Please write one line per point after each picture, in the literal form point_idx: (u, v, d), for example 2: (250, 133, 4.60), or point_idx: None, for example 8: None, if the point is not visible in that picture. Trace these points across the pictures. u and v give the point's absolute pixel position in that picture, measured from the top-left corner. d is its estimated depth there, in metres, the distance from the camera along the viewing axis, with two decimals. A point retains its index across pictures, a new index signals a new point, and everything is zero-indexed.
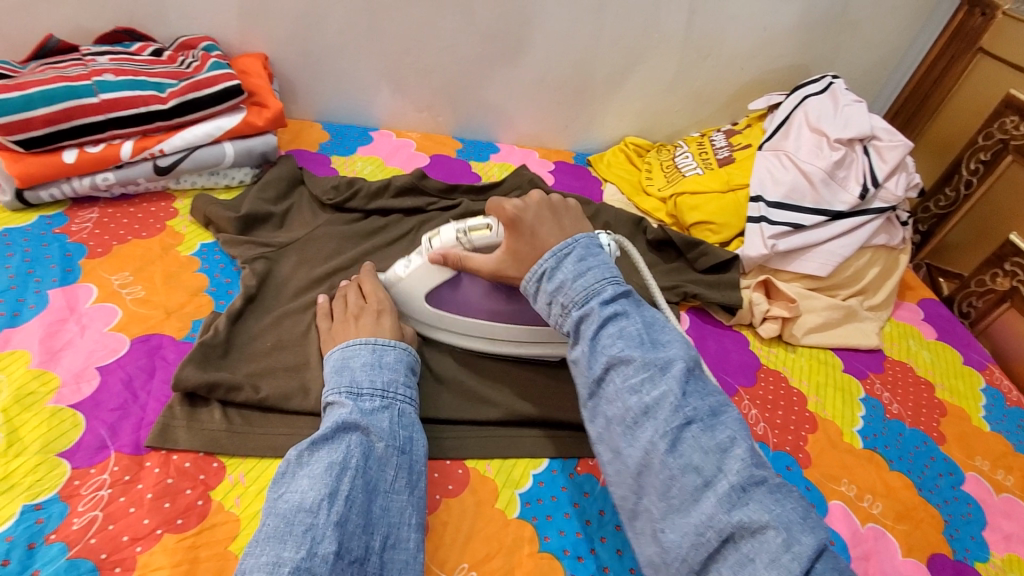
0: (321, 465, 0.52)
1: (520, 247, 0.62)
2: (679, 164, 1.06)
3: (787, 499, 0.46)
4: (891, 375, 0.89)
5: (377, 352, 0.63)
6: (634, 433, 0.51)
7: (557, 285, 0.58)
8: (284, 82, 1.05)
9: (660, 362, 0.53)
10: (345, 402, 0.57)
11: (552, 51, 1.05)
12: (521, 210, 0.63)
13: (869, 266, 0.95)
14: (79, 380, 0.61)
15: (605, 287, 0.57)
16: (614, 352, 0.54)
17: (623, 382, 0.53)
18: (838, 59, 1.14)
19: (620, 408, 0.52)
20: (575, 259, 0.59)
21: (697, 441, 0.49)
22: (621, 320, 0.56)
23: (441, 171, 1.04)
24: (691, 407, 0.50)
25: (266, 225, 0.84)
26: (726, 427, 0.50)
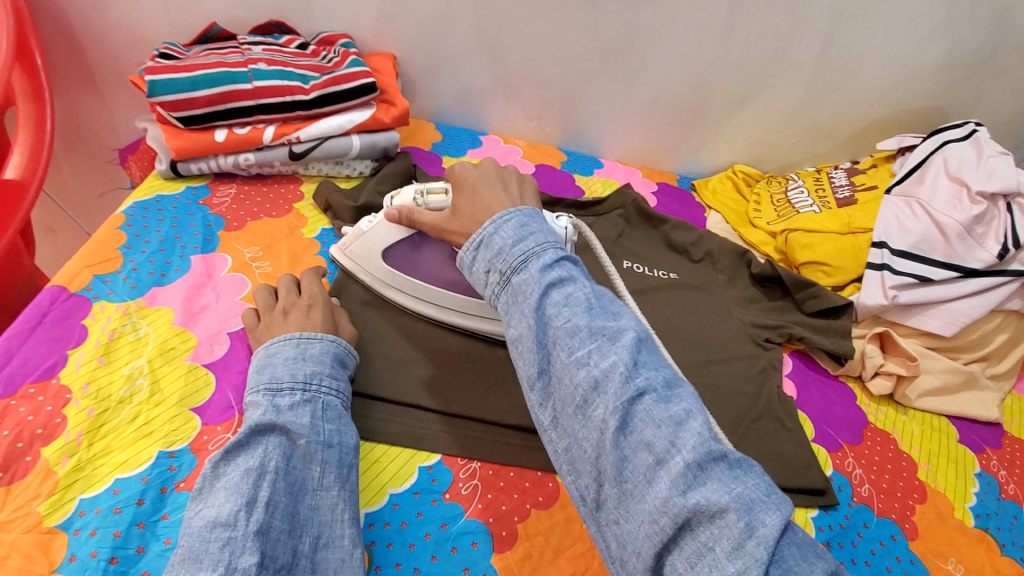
0: (238, 473, 0.50)
1: (463, 205, 0.61)
2: (792, 199, 1.02)
3: (748, 476, 0.43)
4: (1012, 454, 0.81)
5: (305, 344, 0.61)
6: (586, 413, 0.45)
7: (496, 252, 0.53)
8: (406, 82, 1.09)
9: (609, 332, 0.47)
10: (262, 401, 0.55)
11: (671, 72, 1.04)
12: (468, 171, 0.63)
13: (998, 332, 0.87)
14: (212, 342, 0.66)
15: (547, 250, 0.52)
16: (558, 323, 0.48)
17: (569, 355, 0.47)
18: (982, 105, 1.06)
19: (568, 386, 0.46)
20: (516, 224, 0.54)
21: (650, 415, 0.44)
22: (567, 286, 0.50)
23: (546, 182, 1.05)
24: (643, 378, 0.45)
25: None
26: (683, 399, 0.46)
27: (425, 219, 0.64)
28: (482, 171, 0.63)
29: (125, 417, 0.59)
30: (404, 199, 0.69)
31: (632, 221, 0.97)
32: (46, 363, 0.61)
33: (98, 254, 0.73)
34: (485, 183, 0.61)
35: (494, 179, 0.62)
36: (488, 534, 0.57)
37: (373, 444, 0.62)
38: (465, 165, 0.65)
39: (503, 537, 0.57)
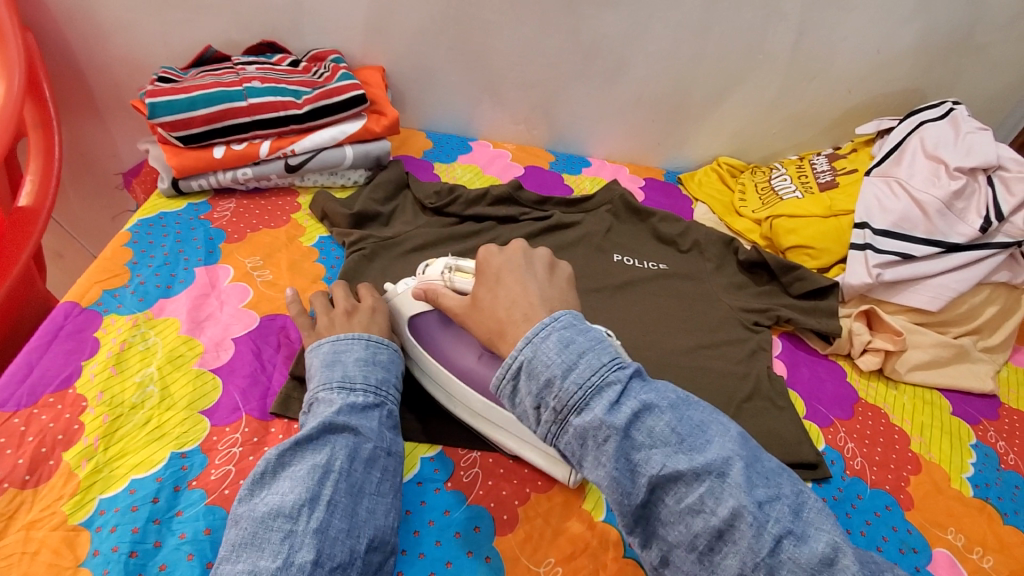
0: (304, 467, 0.53)
1: (484, 295, 0.59)
2: (776, 187, 1.04)
3: None
4: (1007, 424, 0.82)
5: (376, 350, 0.64)
6: (714, 562, 0.44)
7: (545, 384, 0.49)
8: (396, 93, 1.13)
9: (713, 467, 0.45)
10: (335, 396, 0.58)
11: (652, 71, 1.07)
12: (492, 256, 0.62)
13: (987, 305, 0.88)
14: (218, 348, 0.69)
15: (609, 377, 0.48)
16: (653, 468, 0.46)
17: (678, 502, 0.45)
18: (959, 85, 1.07)
19: (684, 534, 0.45)
20: (561, 345, 0.49)
21: (795, 561, 0.42)
22: (647, 416, 0.47)
23: (535, 183, 1.07)
24: (770, 518, 0.43)
25: (375, 223, 0.90)
26: (814, 526, 0.44)
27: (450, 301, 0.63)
28: (508, 255, 0.61)
29: (139, 422, 0.61)
30: (433, 272, 0.69)
31: (620, 216, 0.99)
32: (62, 375, 0.64)
33: (106, 270, 0.76)
34: (509, 272, 0.59)
35: (520, 265, 0.60)
36: (490, 518, 0.59)
37: None
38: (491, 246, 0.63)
39: (504, 521, 0.59)
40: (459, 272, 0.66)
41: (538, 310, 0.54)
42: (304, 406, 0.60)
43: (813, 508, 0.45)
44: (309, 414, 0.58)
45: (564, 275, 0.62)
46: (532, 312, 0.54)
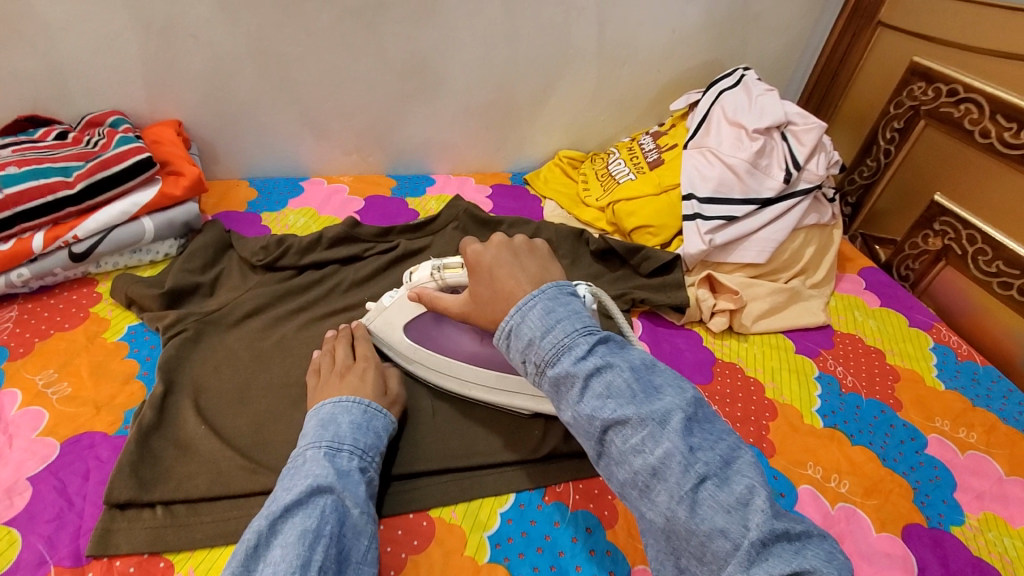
0: (294, 532, 0.47)
1: (482, 290, 0.58)
2: (612, 172, 1.08)
3: (808, 548, 0.41)
4: (841, 348, 0.90)
5: (369, 415, 0.61)
6: (650, 498, 0.44)
7: (526, 342, 0.50)
8: (203, 145, 1.02)
9: (657, 414, 0.45)
10: (325, 456, 0.54)
11: (470, 80, 1.06)
12: (480, 252, 0.59)
13: (805, 246, 0.97)
14: (8, 495, 0.57)
15: (578, 337, 0.49)
16: (606, 414, 0.46)
17: (624, 444, 0.45)
18: (749, 50, 1.16)
19: (629, 472, 0.45)
20: (541, 312, 0.50)
21: (714, 500, 0.42)
22: (609, 372, 0.47)
23: (377, 213, 1.02)
24: (701, 461, 0.43)
25: (196, 296, 0.80)
26: (742, 473, 0.43)
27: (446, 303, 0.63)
28: (493, 249, 0.58)
29: None
30: (421, 276, 0.68)
31: (469, 231, 0.97)
32: None
33: None
34: (502, 265, 0.57)
35: (508, 257, 0.57)
36: None
37: (223, 549, 0.56)
38: (476, 244, 0.60)
39: None
40: (449, 269, 0.66)
41: (525, 289, 0.54)
42: (283, 470, 0.55)
43: (746, 461, 0.45)
44: (290, 479, 0.53)
45: (545, 248, 0.60)
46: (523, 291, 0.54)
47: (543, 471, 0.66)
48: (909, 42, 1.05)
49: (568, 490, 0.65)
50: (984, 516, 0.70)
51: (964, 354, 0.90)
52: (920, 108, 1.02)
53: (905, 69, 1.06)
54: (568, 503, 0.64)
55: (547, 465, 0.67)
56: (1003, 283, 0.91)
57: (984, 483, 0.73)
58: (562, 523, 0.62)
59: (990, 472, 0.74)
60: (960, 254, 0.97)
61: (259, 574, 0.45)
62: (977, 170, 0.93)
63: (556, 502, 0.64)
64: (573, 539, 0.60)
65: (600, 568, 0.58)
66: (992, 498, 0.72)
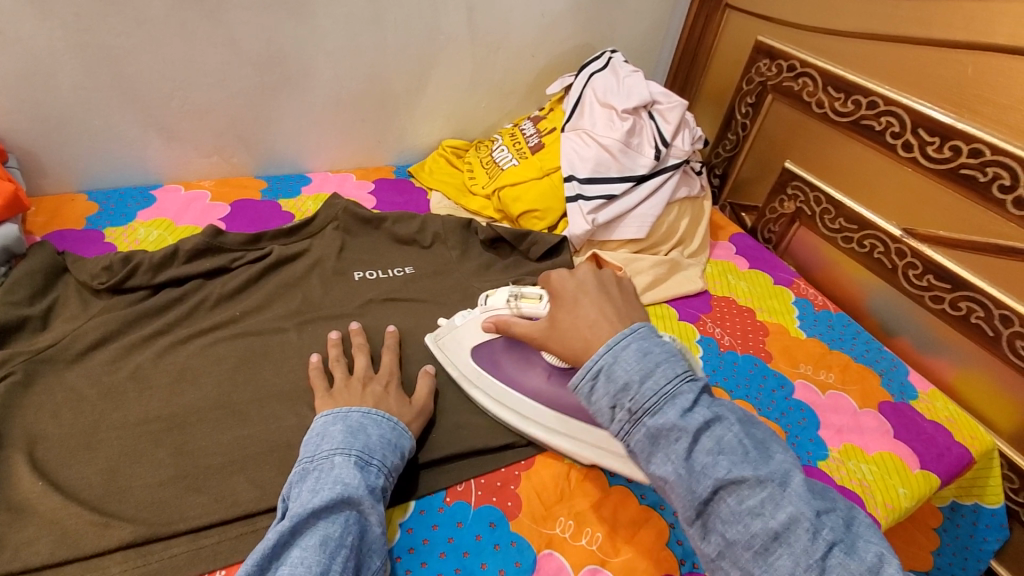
0: (316, 537, 0.48)
1: (561, 317, 0.60)
2: (496, 159, 1.07)
3: None
4: (718, 311, 0.97)
5: (398, 432, 0.60)
6: (768, 563, 0.44)
7: (621, 386, 0.50)
8: (22, 155, 0.88)
9: (775, 476, 0.46)
10: (356, 466, 0.54)
11: (338, 71, 0.99)
12: (565, 279, 0.62)
13: (680, 219, 1.02)
14: None
15: (681, 386, 0.49)
16: (718, 472, 0.46)
17: (739, 503, 0.45)
18: (616, 33, 1.20)
19: (742, 534, 0.45)
20: (638, 353, 0.51)
21: (845, 568, 0.43)
22: (717, 427, 0.48)
23: (246, 219, 0.93)
24: (824, 525, 0.45)
25: (25, 332, 0.69)
26: (862, 539, 0.45)
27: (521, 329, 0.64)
28: (579, 279, 0.61)
29: None
30: (498, 302, 0.71)
31: (351, 230, 0.91)
32: None
33: None
34: (587, 296, 0.59)
35: (596, 289, 0.59)
36: None
37: None
38: (560, 271, 0.63)
39: None
40: (524, 298, 0.68)
41: (617, 326, 0.55)
42: (303, 463, 0.55)
43: (859, 523, 0.47)
44: (317, 480, 0.52)
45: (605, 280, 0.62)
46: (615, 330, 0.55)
47: (442, 471, 0.65)
48: (752, 23, 1.14)
49: (469, 487, 0.64)
50: (844, 448, 0.78)
51: (821, 304, 1.01)
52: (767, 84, 1.12)
53: (752, 48, 1.15)
54: (470, 500, 0.63)
55: (446, 464, 0.66)
56: (846, 237, 1.02)
57: (842, 418, 0.82)
58: (464, 522, 0.61)
59: (846, 407, 0.84)
60: (810, 215, 1.08)
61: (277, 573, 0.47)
62: (816, 136, 1.03)
63: (458, 501, 0.63)
64: (477, 536, 0.60)
65: (506, 561, 0.58)
66: (849, 430, 0.81)
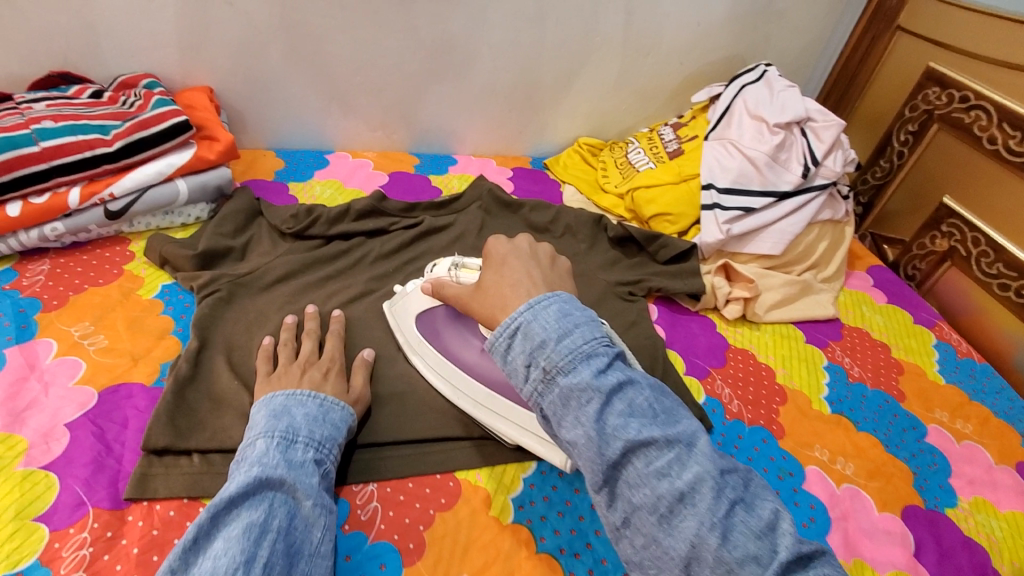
0: (240, 525, 0.46)
1: (488, 279, 0.55)
2: (632, 160, 1.10)
3: (822, 564, 0.39)
4: (849, 341, 0.93)
5: (325, 408, 0.59)
6: (671, 526, 0.39)
7: (536, 344, 0.44)
8: (231, 112, 1.03)
9: (683, 438, 0.42)
10: (277, 450, 0.52)
11: (498, 63, 1.07)
12: (501, 243, 0.57)
13: (818, 241, 1.00)
14: (47, 440, 0.59)
15: (598, 346, 0.44)
16: (629, 434, 0.41)
17: (647, 467, 0.41)
18: (770, 47, 1.18)
19: (648, 497, 0.40)
20: (558, 312, 0.46)
21: (745, 526, 0.39)
22: (630, 389, 0.43)
23: (402, 189, 1.04)
24: (729, 486, 0.41)
25: (227, 259, 0.82)
26: (762, 497, 0.42)
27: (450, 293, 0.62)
28: (515, 244, 0.57)
29: None
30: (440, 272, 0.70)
31: (492, 211, 0.99)
32: None
33: None
34: (517, 257, 0.55)
35: (527, 254, 0.55)
36: (396, 551, 0.57)
37: None
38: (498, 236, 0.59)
39: (411, 549, 0.57)
40: (465, 268, 0.68)
41: (540, 288, 0.50)
42: (232, 459, 0.53)
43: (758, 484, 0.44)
44: (237, 471, 0.51)
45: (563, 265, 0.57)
46: (534, 289, 0.50)
47: None
48: (925, 48, 1.08)
49: None
50: (974, 500, 0.73)
51: (965, 352, 0.94)
52: (934, 113, 1.05)
53: (921, 73, 1.08)
54: None
55: None
56: (1003, 285, 0.94)
57: (976, 470, 0.76)
58: (582, 490, 0.64)
59: (982, 460, 0.78)
60: (965, 256, 1.00)
61: (199, 564, 0.44)
62: (983, 173, 0.96)
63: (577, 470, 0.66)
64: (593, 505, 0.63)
65: None
66: (982, 483, 0.75)
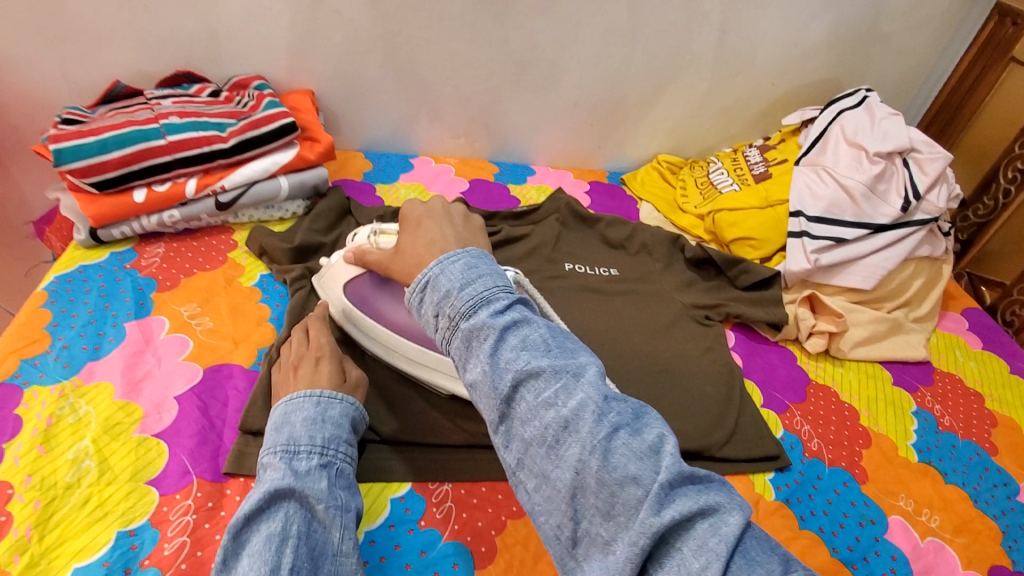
0: (260, 539, 0.48)
1: (406, 241, 0.59)
2: (714, 181, 1.07)
3: (711, 488, 0.38)
4: (942, 387, 0.87)
5: (323, 406, 0.59)
6: (558, 456, 0.40)
7: (443, 294, 0.47)
8: (328, 114, 1.09)
9: (572, 368, 0.43)
10: (280, 462, 0.53)
11: (584, 77, 1.08)
12: (415, 207, 0.62)
13: (913, 278, 0.94)
14: (160, 410, 0.64)
15: (500, 292, 0.47)
16: (519, 365, 0.43)
17: (535, 398, 0.42)
18: (870, 71, 1.13)
19: (537, 429, 0.41)
20: (464, 264, 0.48)
21: (628, 448, 0.39)
22: (525, 327, 0.45)
23: (481, 196, 1.06)
24: (614, 412, 0.41)
25: (318, 254, 0.86)
26: (652, 424, 0.41)
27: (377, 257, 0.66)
28: (429, 208, 0.61)
29: (77, 503, 0.56)
30: (361, 239, 0.73)
31: (568, 224, 0.99)
32: None
33: (23, 335, 0.69)
34: (430, 218, 0.59)
35: (439, 214, 0.60)
36: (468, 553, 0.58)
37: None
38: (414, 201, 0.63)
39: (482, 553, 0.58)
40: (384, 234, 0.72)
41: (452, 244, 0.54)
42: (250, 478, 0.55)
43: (652, 415, 0.43)
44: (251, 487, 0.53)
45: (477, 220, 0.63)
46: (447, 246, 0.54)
47: None
48: None
49: None
50: None
51: None
52: None
53: None
54: None
55: None
56: None
57: None
58: None
59: None
60: None
61: None
62: None
63: None
64: None
65: None
66: None
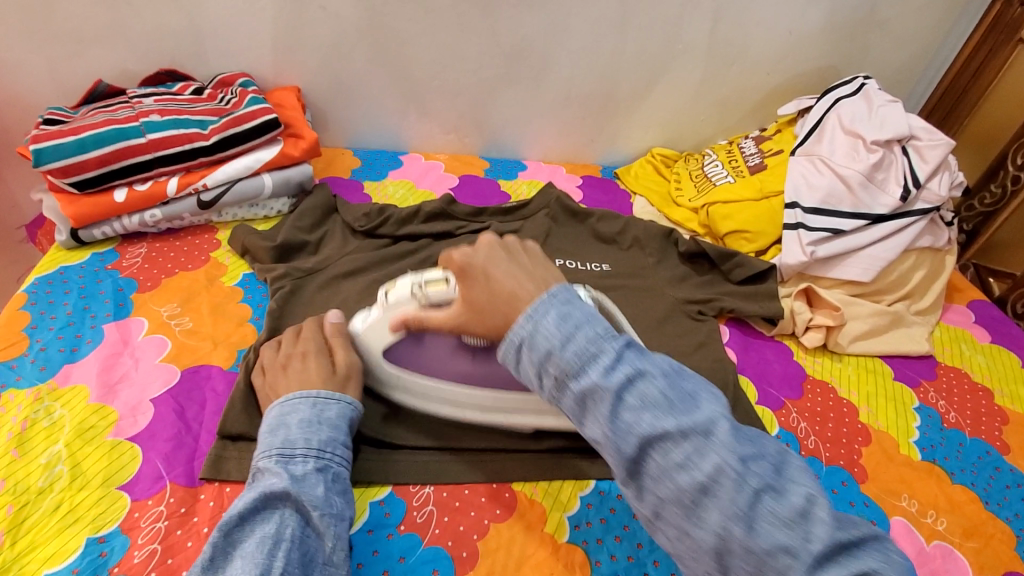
0: (253, 541, 0.48)
1: (476, 294, 0.52)
2: (708, 173, 1.05)
3: (870, 548, 0.39)
4: (945, 382, 0.84)
5: (320, 408, 0.58)
6: (698, 518, 0.40)
7: (543, 354, 0.44)
8: (315, 111, 1.07)
9: (701, 426, 0.41)
10: (278, 465, 0.52)
11: (575, 69, 1.06)
12: (464, 252, 0.53)
13: (914, 270, 0.92)
14: (135, 413, 0.63)
15: (604, 342, 0.44)
16: (643, 429, 0.41)
17: (665, 460, 0.41)
18: (869, 59, 1.10)
19: (671, 490, 0.41)
20: (558, 316, 0.45)
21: (774, 516, 0.39)
22: (641, 380, 0.42)
23: (471, 192, 1.04)
24: (754, 474, 0.40)
25: (302, 253, 0.85)
26: (799, 479, 0.41)
27: (435, 321, 0.55)
28: (484, 249, 0.53)
29: (48, 508, 0.55)
30: (398, 294, 0.58)
31: (558, 219, 0.97)
32: None
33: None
34: (496, 263, 0.52)
35: (501, 254, 0.53)
36: (449, 558, 0.56)
37: None
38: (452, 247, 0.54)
39: (464, 558, 0.56)
40: (430, 282, 0.56)
41: (536, 291, 0.48)
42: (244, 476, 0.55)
43: (798, 464, 0.42)
44: (246, 489, 0.52)
45: (541, 252, 0.55)
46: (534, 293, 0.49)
47: None
48: None
49: None
50: None
51: None
52: None
53: None
54: None
55: None
56: None
57: None
58: None
59: None
60: None
61: None
62: None
63: None
64: None
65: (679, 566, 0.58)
66: None
